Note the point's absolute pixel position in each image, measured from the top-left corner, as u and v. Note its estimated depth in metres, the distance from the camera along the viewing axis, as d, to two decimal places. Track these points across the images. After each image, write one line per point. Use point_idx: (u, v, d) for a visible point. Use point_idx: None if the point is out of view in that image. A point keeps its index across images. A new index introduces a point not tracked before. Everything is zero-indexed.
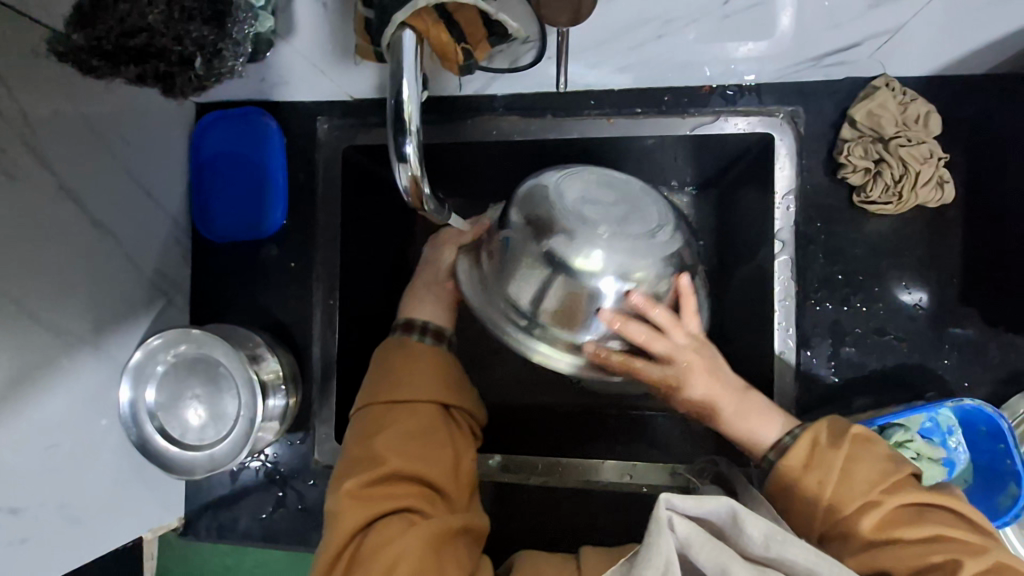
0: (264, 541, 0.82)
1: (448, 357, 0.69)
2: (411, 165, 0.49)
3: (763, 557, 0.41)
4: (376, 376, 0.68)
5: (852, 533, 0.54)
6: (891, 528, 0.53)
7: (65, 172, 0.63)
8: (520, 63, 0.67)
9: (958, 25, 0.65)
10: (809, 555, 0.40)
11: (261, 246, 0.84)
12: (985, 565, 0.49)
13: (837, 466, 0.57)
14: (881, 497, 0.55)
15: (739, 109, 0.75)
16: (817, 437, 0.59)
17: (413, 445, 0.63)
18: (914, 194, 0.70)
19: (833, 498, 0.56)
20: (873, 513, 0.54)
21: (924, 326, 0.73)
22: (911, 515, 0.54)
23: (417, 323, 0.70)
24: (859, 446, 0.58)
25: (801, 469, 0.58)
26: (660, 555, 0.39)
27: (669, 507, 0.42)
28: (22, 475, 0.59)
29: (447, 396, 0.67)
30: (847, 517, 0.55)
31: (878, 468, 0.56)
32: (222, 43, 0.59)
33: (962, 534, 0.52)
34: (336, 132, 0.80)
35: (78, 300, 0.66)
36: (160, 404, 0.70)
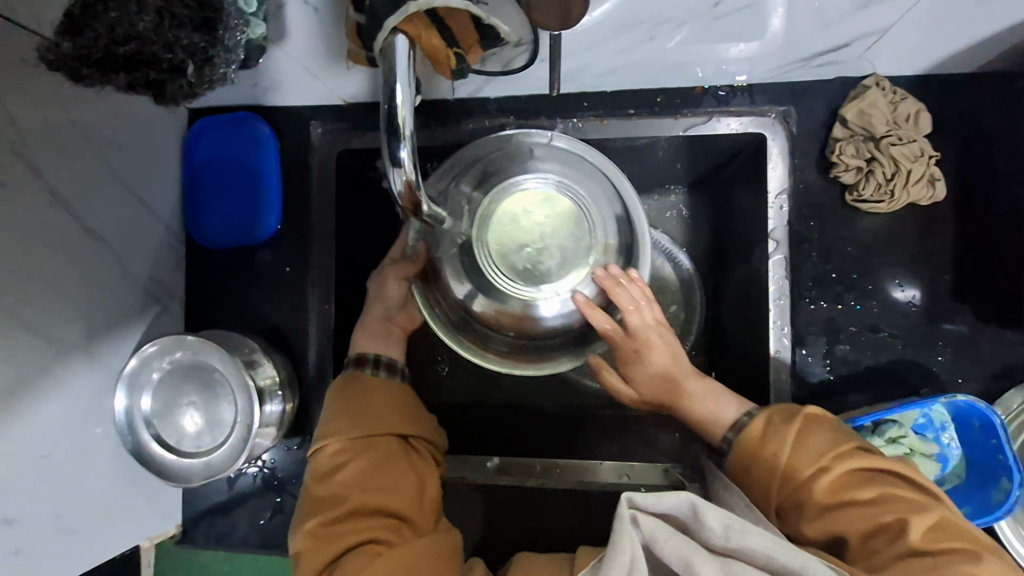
0: (262, 547, 0.82)
1: (402, 391, 0.70)
2: (405, 169, 0.48)
3: (725, 549, 0.41)
4: (330, 413, 0.67)
5: (807, 501, 0.56)
6: (842, 492, 0.55)
7: (57, 180, 0.62)
8: (512, 66, 0.71)
9: (947, 24, 0.66)
10: (768, 540, 0.40)
11: (255, 251, 0.84)
12: (930, 522, 0.51)
13: (790, 439, 0.59)
14: (832, 462, 0.57)
15: (731, 109, 0.74)
16: (771, 416, 0.62)
17: (374, 476, 0.62)
18: (906, 192, 0.70)
19: (787, 467, 0.58)
20: (825, 478, 0.56)
21: (917, 323, 0.74)
22: (860, 479, 0.55)
23: (368, 359, 0.71)
24: (810, 420, 0.61)
25: (757, 444, 0.61)
26: (623, 552, 0.40)
27: (631, 505, 0.42)
28: (18, 486, 0.59)
29: (406, 426, 0.68)
30: (801, 484, 0.57)
31: (829, 438, 0.59)
32: (213, 50, 0.60)
33: (910, 494, 0.54)
34: (330, 136, 0.80)
35: (72, 309, 0.65)
36: (156, 412, 0.70)
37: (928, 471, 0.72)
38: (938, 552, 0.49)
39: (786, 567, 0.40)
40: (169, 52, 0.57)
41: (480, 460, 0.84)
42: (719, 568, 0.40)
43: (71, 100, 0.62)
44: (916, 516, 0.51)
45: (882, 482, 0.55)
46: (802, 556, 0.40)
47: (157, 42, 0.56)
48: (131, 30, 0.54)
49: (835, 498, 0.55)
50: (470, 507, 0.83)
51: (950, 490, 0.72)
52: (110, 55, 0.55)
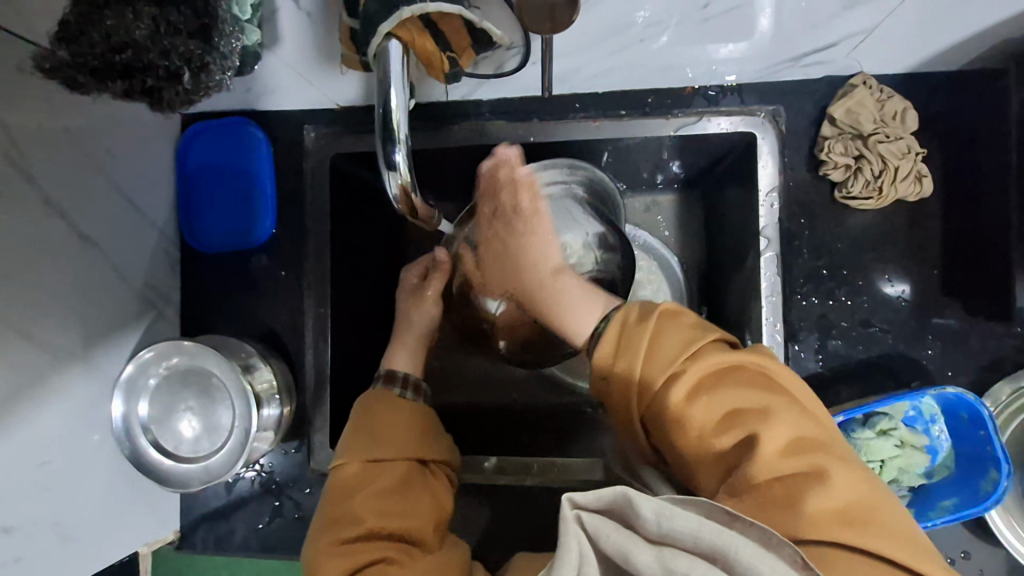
0: (261, 551, 0.82)
1: (426, 415, 0.72)
2: (400, 172, 0.49)
3: (658, 536, 0.38)
4: (351, 435, 0.69)
5: (662, 418, 0.54)
6: (696, 401, 0.52)
7: (50, 186, 0.62)
8: (505, 68, 0.70)
9: (925, 28, 0.68)
10: (694, 521, 0.38)
11: (250, 255, 0.84)
12: (780, 435, 0.49)
13: (643, 346, 0.55)
14: (686, 369, 0.53)
15: (721, 109, 0.75)
16: (625, 319, 0.58)
17: (391, 498, 0.63)
18: (894, 188, 0.71)
19: (641, 378, 0.55)
20: (679, 387, 0.53)
21: (907, 317, 0.75)
22: (713, 382, 0.53)
23: (398, 376, 0.75)
24: (665, 321, 0.56)
25: (611, 358, 0.57)
26: (569, 551, 0.38)
27: (573, 506, 0.40)
28: (15, 492, 0.59)
29: (423, 449, 0.69)
30: (657, 393, 0.54)
31: (685, 339, 0.55)
32: (210, 56, 0.60)
33: (763, 401, 0.51)
34: (323, 140, 0.80)
35: (68, 316, 0.65)
36: (153, 417, 0.70)
37: (919, 463, 0.73)
38: (785, 470, 0.48)
39: (712, 547, 0.37)
40: (165, 59, 0.57)
41: (477, 460, 0.84)
42: (654, 559, 0.38)
43: (63, 107, 0.62)
44: (767, 429, 0.49)
45: (736, 387, 0.52)
46: (727, 533, 0.38)
47: (154, 49, 0.56)
48: (127, 37, 0.54)
49: (688, 412, 0.52)
50: (469, 507, 0.84)
51: (940, 482, 0.74)
52: (108, 62, 0.55)
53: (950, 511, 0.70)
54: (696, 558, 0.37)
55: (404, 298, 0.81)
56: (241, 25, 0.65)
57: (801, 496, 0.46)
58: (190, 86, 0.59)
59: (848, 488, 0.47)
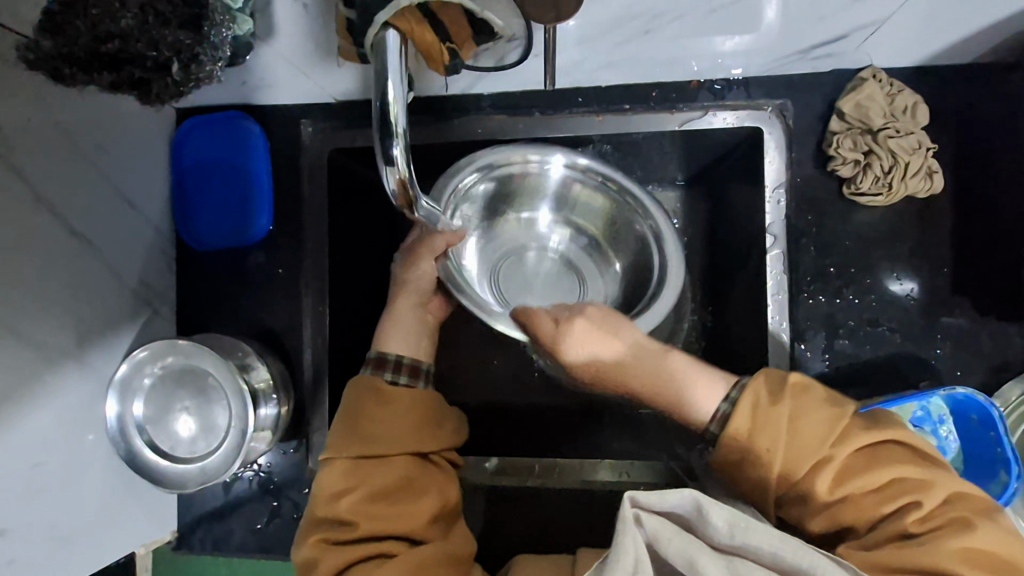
0: (259, 552, 0.81)
1: (429, 401, 0.67)
2: (399, 167, 0.48)
3: (728, 546, 0.41)
4: (347, 426, 0.64)
5: (804, 498, 0.53)
6: (843, 478, 0.52)
7: (41, 183, 0.61)
8: (506, 61, 0.67)
9: (936, 24, 0.66)
10: (775, 537, 0.40)
11: (248, 252, 0.82)
12: (929, 499, 0.50)
13: (783, 426, 0.53)
14: (834, 451, 0.52)
15: (727, 103, 0.74)
16: (758, 397, 0.55)
17: (388, 500, 0.60)
18: (904, 184, 0.70)
19: (782, 463, 0.53)
20: (827, 470, 0.52)
21: (916, 316, 0.73)
22: (861, 461, 0.53)
23: (389, 361, 0.68)
24: (801, 400, 0.54)
25: (748, 436, 0.54)
26: (627, 554, 0.39)
27: (634, 504, 0.41)
28: (9, 494, 0.58)
29: (424, 442, 0.65)
30: (803, 479, 0.53)
31: (826, 418, 0.53)
32: (199, 47, 0.58)
33: (911, 471, 0.52)
34: (319, 136, 0.78)
35: (60, 314, 0.64)
36: (148, 417, 0.69)
37: None
38: (939, 528, 0.48)
39: (793, 564, 0.40)
40: (154, 49, 0.55)
41: (479, 463, 0.84)
42: (723, 564, 0.40)
43: (56, 101, 0.61)
44: (914, 495, 0.50)
45: (879, 461, 0.52)
46: (807, 553, 0.40)
47: (142, 40, 0.54)
48: (114, 27, 0.53)
49: (835, 489, 0.52)
50: (469, 508, 0.83)
51: None
52: (94, 54, 0.54)
53: None
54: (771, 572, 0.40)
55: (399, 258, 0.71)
56: (231, 14, 0.63)
57: (962, 548, 0.46)
58: (179, 77, 0.58)
59: (1004, 543, 0.47)
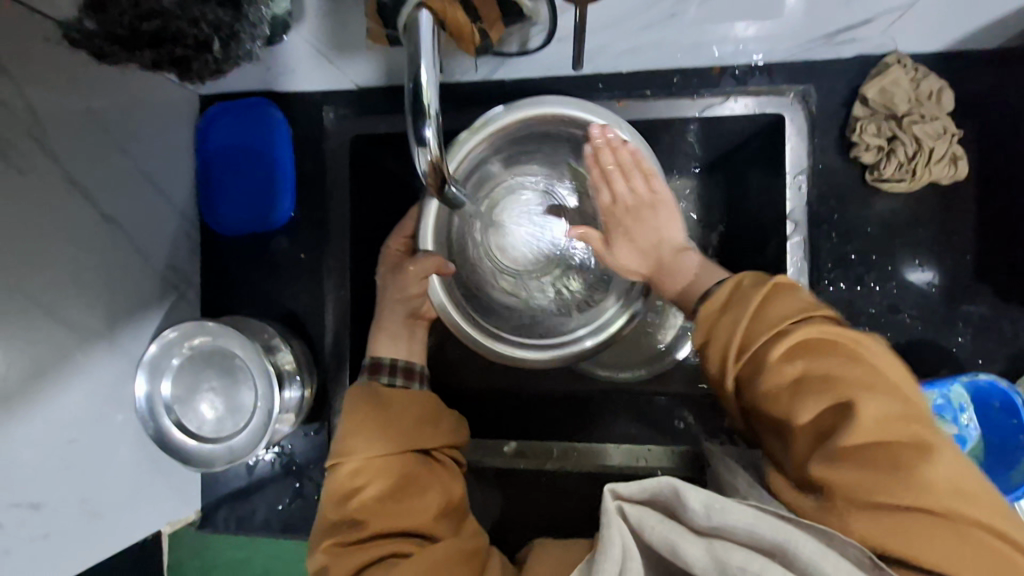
0: (282, 531, 0.82)
1: (425, 401, 0.67)
2: (430, 148, 0.47)
3: (706, 528, 0.38)
4: (344, 431, 0.63)
5: (754, 383, 0.46)
6: (792, 361, 0.45)
7: (74, 167, 0.62)
8: (530, 45, 0.68)
9: (963, 8, 0.65)
10: (751, 515, 0.37)
11: (270, 238, 0.84)
12: (892, 404, 0.41)
13: (752, 306, 0.48)
14: (792, 330, 0.46)
15: (749, 88, 0.74)
16: (739, 282, 0.51)
17: (395, 497, 0.58)
18: (927, 171, 0.69)
19: (741, 338, 0.48)
20: (786, 346, 0.45)
21: (937, 303, 0.73)
22: (824, 346, 0.45)
23: (384, 365, 0.69)
24: (772, 287, 0.49)
25: (716, 314, 0.51)
26: (615, 545, 0.39)
27: (616, 497, 0.41)
28: (43, 470, 0.59)
29: (425, 439, 0.64)
30: (757, 353, 0.47)
31: (801, 305, 0.47)
32: (238, 25, 0.59)
33: (878, 370, 0.43)
34: (342, 121, 0.79)
35: (93, 295, 0.66)
36: (176, 397, 0.70)
37: None
38: (889, 442, 0.40)
39: (770, 543, 0.37)
40: (195, 27, 0.56)
41: (497, 445, 0.85)
42: (705, 553, 0.38)
43: (87, 86, 0.62)
44: (867, 399, 0.41)
45: (833, 355, 0.44)
46: (785, 528, 0.37)
47: (183, 17, 0.55)
48: (157, 6, 0.53)
49: (783, 371, 0.45)
50: (487, 491, 0.84)
51: None
52: (136, 32, 0.54)
53: None
54: (753, 553, 0.37)
55: (388, 280, 0.72)
56: None
57: (916, 470, 0.38)
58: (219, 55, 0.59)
59: (964, 475, 0.39)
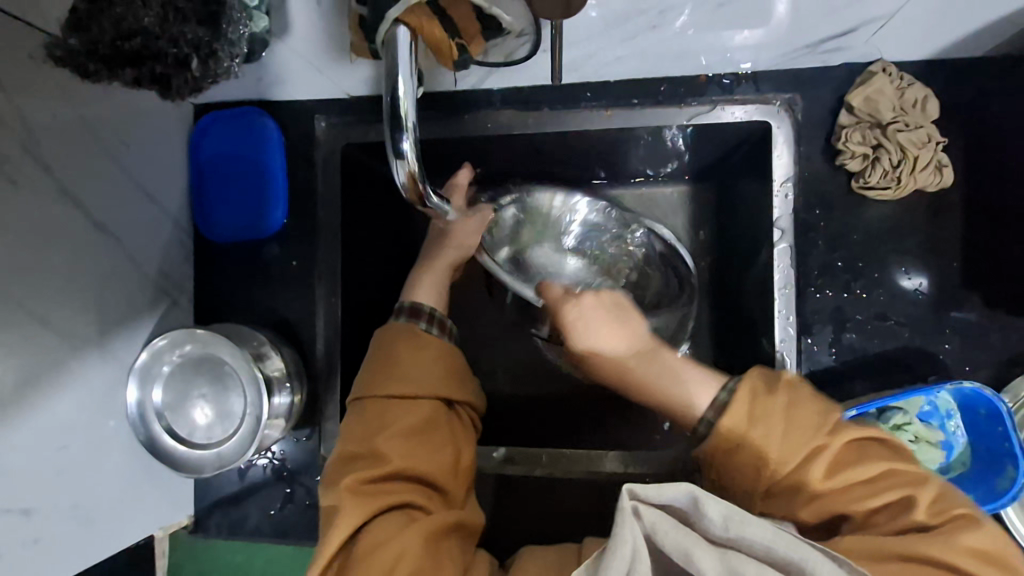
0: (274, 536, 0.83)
1: (452, 351, 0.69)
2: (408, 161, 0.49)
3: (723, 539, 0.42)
4: (375, 369, 0.66)
5: (796, 490, 0.56)
6: (835, 469, 0.55)
7: (65, 176, 0.63)
8: (515, 56, 0.65)
9: (948, 13, 0.65)
10: (769, 532, 0.42)
11: (263, 245, 0.84)
12: (924, 492, 0.53)
13: (780, 418, 0.57)
14: (829, 441, 0.56)
15: (736, 97, 0.74)
16: (756, 388, 0.59)
17: (415, 442, 0.62)
18: (912, 178, 0.70)
19: (781, 449, 0.56)
20: (822, 456, 0.55)
21: (924, 311, 0.73)
22: (852, 453, 0.56)
23: (423, 311, 0.72)
24: (794, 392, 0.58)
25: (746, 423, 0.57)
26: (626, 545, 0.40)
27: (633, 497, 0.43)
28: (33, 476, 0.60)
29: (449, 390, 0.67)
30: (797, 466, 0.55)
31: (817, 410, 0.57)
32: (217, 44, 0.58)
33: (893, 463, 0.55)
34: (335, 131, 0.80)
35: (84, 304, 0.66)
36: (167, 404, 0.71)
37: (933, 459, 0.72)
38: (934, 520, 0.52)
39: (781, 558, 0.41)
40: (174, 45, 0.56)
41: (486, 451, 0.84)
42: (718, 563, 0.41)
43: (78, 97, 0.63)
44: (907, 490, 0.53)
45: (865, 457, 0.56)
46: (804, 548, 0.41)
47: (163, 37, 0.55)
48: (136, 25, 0.53)
49: (827, 478, 0.55)
50: (478, 497, 0.84)
51: (955, 478, 0.72)
52: (117, 50, 0.55)
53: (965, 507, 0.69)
54: (764, 565, 0.41)
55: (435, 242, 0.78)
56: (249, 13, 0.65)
57: (960, 538, 0.50)
58: (198, 73, 0.58)
59: (993, 537, 0.51)
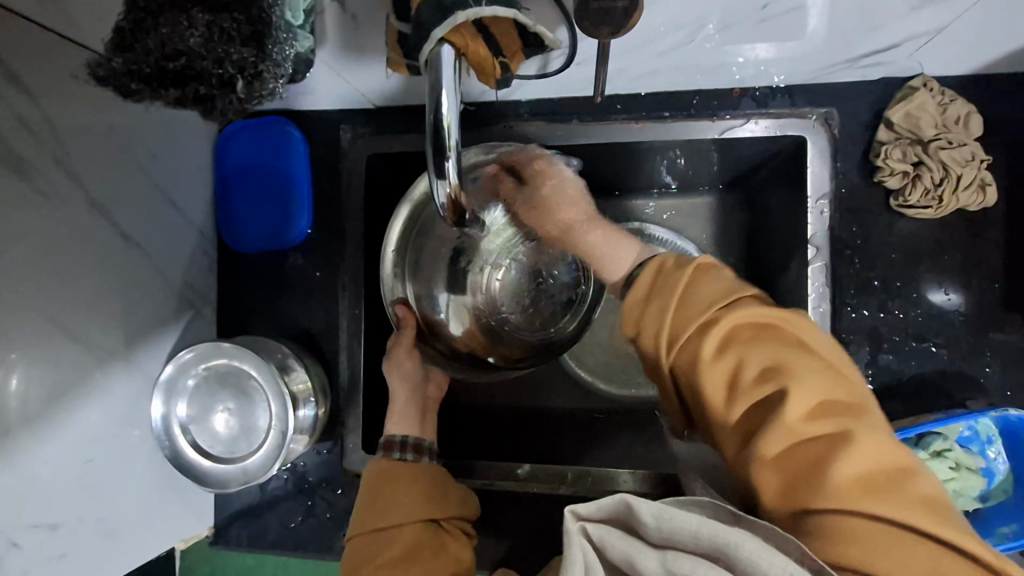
0: (293, 549, 0.82)
1: (433, 472, 0.70)
2: (450, 181, 0.48)
3: (662, 540, 0.37)
4: (362, 501, 0.67)
5: (688, 371, 0.48)
6: (725, 352, 0.47)
7: (92, 187, 0.63)
8: (549, 68, 0.67)
9: (987, 40, 0.64)
10: (694, 520, 0.36)
11: (286, 255, 0.84)
12: (818, 398, 0.43)
13: (678, 293, 0.51)
14: (719, 319, 0.48)
15: (770, 110, 0.74)
16: (662, 267, 0.54)
17: (403, 570, 0.61)
18: (955, 198, 0.68)
19: (669, 329, 0.50)
20: (711, 333, 0.47)
21: (963, 331, 0.71)
22: (749, 334, 0.47)
23: (396, 441, 0.72)
24: (700, 275, 0.51)
25: (643, 302, 0.53)
26: (575, 562, 0.38)
27: (579, 517, 0.40)
28: (58, 493, 0.59)
29: (431, 508, 0.67)
30: (687, 345, 0.49)
31: (721, 288, 0.50)
32: (263, 65, 0.56)
33: (792, 356, 0.45)
34: (359, 140, 0.79)
35: (112, 316, 0.66)
36: (192, 417, 0.71)
37: (974, 486, 0.70)
38: (820, 436, 0.42)
39: (715, 547, 0.36)
40: (219, 67, 0.54)
41: (510, 467, 0.82)
42: (658, 563, 0.37)
43: (107, 109, 0.63)
44: (799, 390, 0.43)
45: (764, 345, 0.46)
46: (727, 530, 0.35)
47: (208, 58, 0.53)
48: (181, 45, 0.51)
49: (714, 363, 0.47)
50: (500, 513, 0.83)
51: (994, 507, 0.71)
52: (161, 70, 0.53)
53: (1010, 538, 0.68)
54: (699, 559, 0.36)
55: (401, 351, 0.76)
56: (294, 32, 0.60)
57: (846, 459, 0.41)
58: (243, 95, 0.56)
59: (886, 447, 0.41)
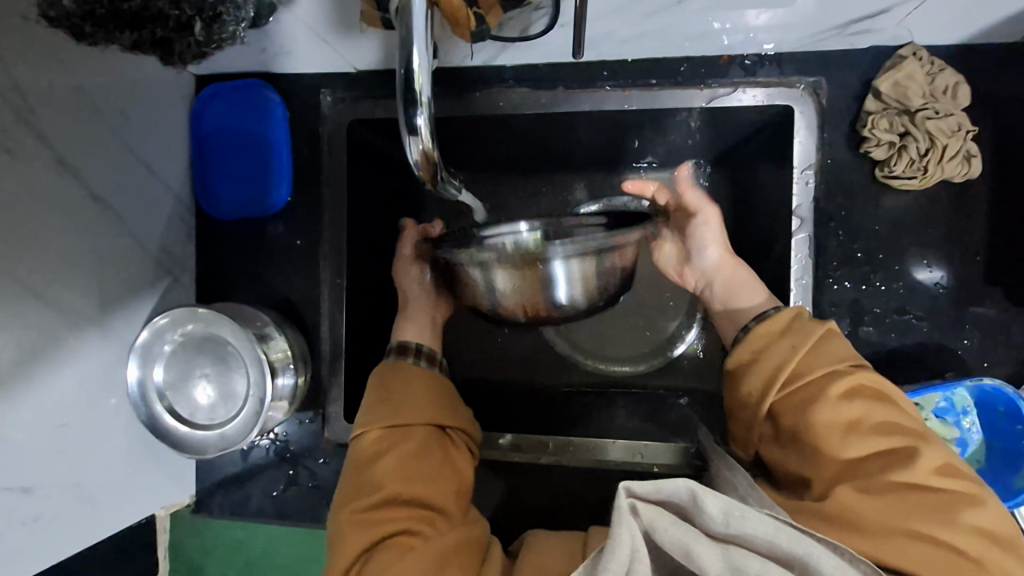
0: (276, 517, 0.82)
1: (443, 382, 0.69)
2: (422, 138, 0.46)
3: (727, 535, 0.40)
4: (371, 403, 0.66)
5: (803, 402, 0.55)
6: (850, 400, 0.54)
7: (62, 146, 0.61)
8: (531, 32, 0.66)
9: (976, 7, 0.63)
10: (769, 526, 0.40)
11: (266, 223, 0.83)
12: (937, 458, 0.51)
13: (813, 337, 0.58)
14: (851, 370, 0.55)
15: (758, 80, 0.71)
16: (798, 314, 0.60)
17: (412, 469, 0.61)
18: (939, 168, 0.67)
19: (795, 366, 0.57)
20: (840, 381, 0.55)
21: (944, 305, 0.71)
22: (871, 394, 0.54)
23: (410, 348, 0.71)
24: (833, 334, 0.58)
25: (777, 335, 0.60)
26: (623, 545, 0.39)
27: (629, 494, 0.41)
28: (28, 456, 0.59)
29: (443, 415, 0.66)
30: (812, 381, 0.56)
31: (851, 350, 0.57)
32: (222, 7, 0.56)
33: (907, 423, 0.53)
34: (341, 105, 0.78)
35: (85, 280, 0.65)
36: (168, 383, 0.70)
37: None
38: (933, 488, 0.49)
39: (788, 554, 0.40)
40: (177, 8, 0.53)
41: (493, 437, 0.83)
42: (722, 558, 0.40)
43: (75, 66, 0.61)
44: (918, 446, 0.51)
45: (883, 405, 0.54)
46: (805, 541, 0.39)
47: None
48: None
49: (838, 403, 0.54)
50: (482, 483, 0.83)
51: None
52: (116, 11, 0.51)
53: None
54: (767, 560, 0.39)
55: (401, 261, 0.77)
56: None
57: (957, 511, 0.48)
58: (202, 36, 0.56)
59: (996, 517, 0.49)
